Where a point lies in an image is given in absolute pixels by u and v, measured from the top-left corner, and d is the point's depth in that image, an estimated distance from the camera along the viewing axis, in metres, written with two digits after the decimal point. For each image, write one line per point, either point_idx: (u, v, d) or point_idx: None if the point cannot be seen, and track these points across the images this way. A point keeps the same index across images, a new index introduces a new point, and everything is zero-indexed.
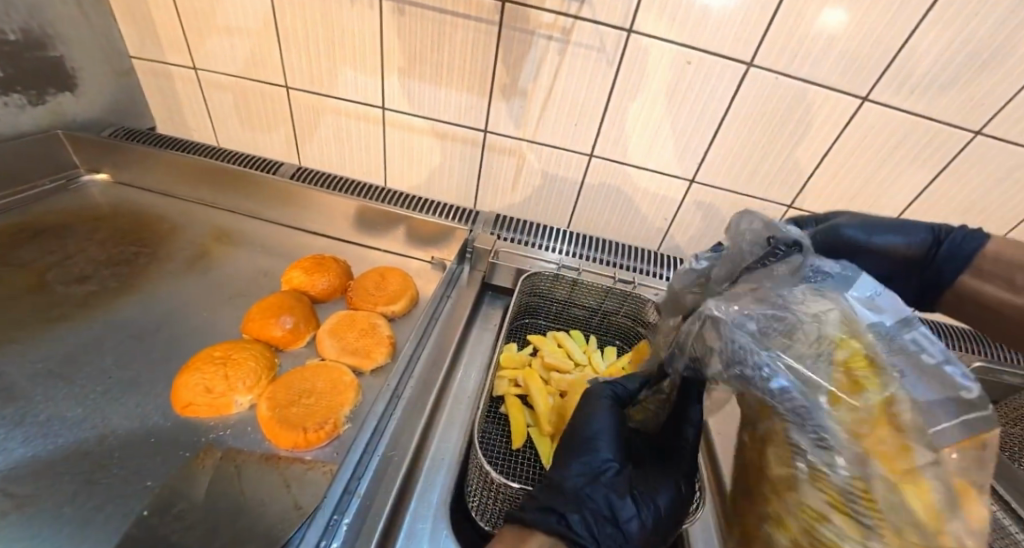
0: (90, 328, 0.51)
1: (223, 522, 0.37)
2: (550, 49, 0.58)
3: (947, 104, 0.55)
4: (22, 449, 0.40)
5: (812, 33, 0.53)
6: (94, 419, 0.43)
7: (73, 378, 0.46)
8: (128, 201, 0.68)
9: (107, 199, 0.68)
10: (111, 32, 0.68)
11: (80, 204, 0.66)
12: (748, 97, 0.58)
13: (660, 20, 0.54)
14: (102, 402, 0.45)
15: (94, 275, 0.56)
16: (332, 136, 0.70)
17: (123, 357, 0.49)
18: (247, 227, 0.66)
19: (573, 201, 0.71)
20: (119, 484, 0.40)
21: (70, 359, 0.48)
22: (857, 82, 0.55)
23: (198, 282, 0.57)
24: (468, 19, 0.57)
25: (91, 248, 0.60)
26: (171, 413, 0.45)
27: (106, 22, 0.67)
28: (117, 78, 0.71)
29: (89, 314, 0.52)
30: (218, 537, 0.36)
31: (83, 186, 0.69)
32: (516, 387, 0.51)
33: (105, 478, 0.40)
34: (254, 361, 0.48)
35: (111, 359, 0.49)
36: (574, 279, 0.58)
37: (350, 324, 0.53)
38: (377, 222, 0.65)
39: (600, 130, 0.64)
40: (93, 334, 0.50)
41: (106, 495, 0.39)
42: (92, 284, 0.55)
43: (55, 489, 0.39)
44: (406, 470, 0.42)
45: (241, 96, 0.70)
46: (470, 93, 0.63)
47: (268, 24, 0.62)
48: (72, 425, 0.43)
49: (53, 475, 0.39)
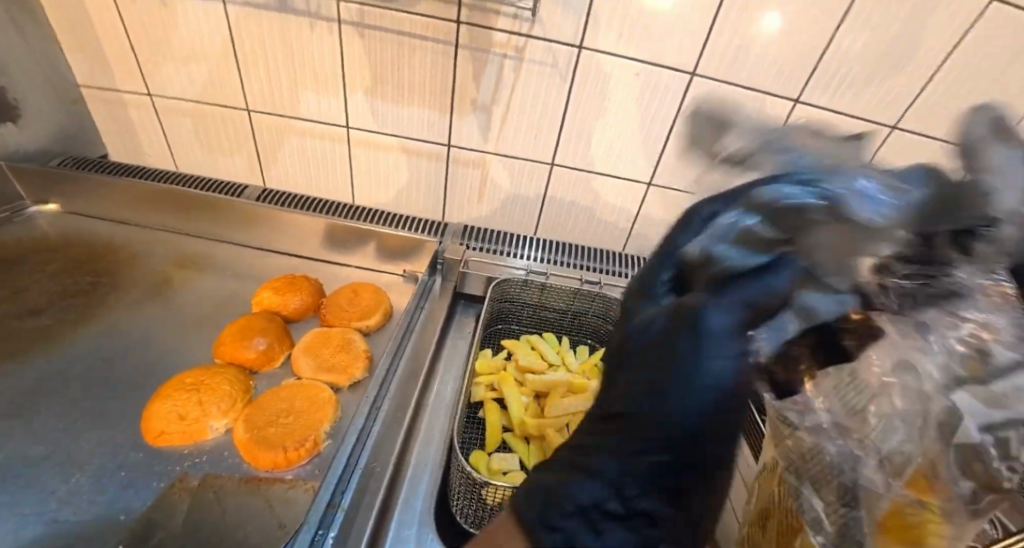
0: (48, 363, 0.50)
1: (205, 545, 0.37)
2: (506, 66, 0.61)
3: (867, 101, 0.61)
4: None
5: (747, 42, 0.57)
6: (58, 456, 0.42)
7: (33, 416, 0.45)
8: (81, 231, 0.66)
9: (57, 230, 0.65)
10: (57, 60, 0.67)
11: (29, 237, 0.63)
12: (694, 103, 0.63)
13: (608, 36, 0.58)
14: (65, 437, 0.44)
15: (47, 308, 0.55)
16: (297, 157, 0.71)
17: (87, 390, 0.48)
18: (211, 251, 0.65)
19: (540, 209, 0.74)
20: (89, 519, 0.39)
21: (28, 396, 0.46)
22: (789, 86, 0.60)
23: (162, 309, 0.57)
24: (426, 40, 0.60)
25: (43, 281, 0.58)
26: (142, 444, 0.44)
27: (51, 51, 0.66)
28: (64, 107, 0.69)
29: (47, 350, 0.51)
30: None
31: (31, 218, 0.67)
32: (493, 391, 0.53)
33: (74, 514, 0.39)
34: (228, 385, 0.47)
35: (74, 393, 0.47)
36: (542, 283, 0.60)
37: (325, 341, 0.53)
38: (347, 240, 0.66)
39: (559, 141, 0.67)
40: (52, 369, 0.49)
41: (77, 530, 0.38)
42: (48, 318, 0.54)
43: (21, 530, 0.38)
44: (388, 481, 0.43)
45: (199, 120, 0.69)
46: (432, 109, 0.65)
47: (227, 49, 0.62)
48: (35, 464, 0.42)
49: (16, 516, 0.38)
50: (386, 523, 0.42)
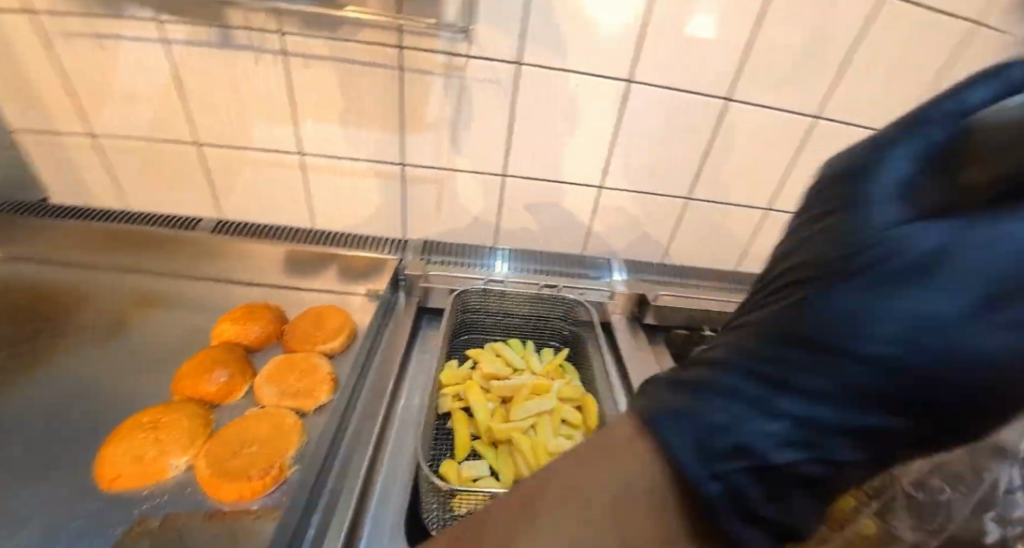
0: None
1: None
2: (450, 85, 0.63)
3: (789, 96, 0.69)
4: None
5: (680, 47, 0.63)
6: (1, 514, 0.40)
7: None
8: (18, 277, 0.63)
9: None
10: None
11: None
12: (632, 109, 0.68)
13: (545, 54, 0.62)
14: (9, 493, 0.41)
15: None
16: (251, 187, 0.70)
17: (33, 441, 0.46)
18: (162, 287, 0.64)
19: (497, 219, 0.76)
20: None
21: None
22: (719, 87, 0.67)
23: (115, 350, 0.55)
24: (373, 66, 0.62)
25: None
26: (93, 491, 0.42)
27: None
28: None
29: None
30: None
31: None
32: (459, 401, 0.53)
33: None
34: (188, 421, 0.46)
35: (19, 445, 0.45)
36: (501, 290, 0.62)
37: (289, 367, 0.52)
38: (307, 264, 0.66)
39: (509, 152, 0.69)
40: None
41: None
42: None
43: None
44: (358, 500, 0.43)
45: (145, 157, 0.68)
46: (384, 131, 0.67)
47: (171, 88, 0.62)
48: None
49: None
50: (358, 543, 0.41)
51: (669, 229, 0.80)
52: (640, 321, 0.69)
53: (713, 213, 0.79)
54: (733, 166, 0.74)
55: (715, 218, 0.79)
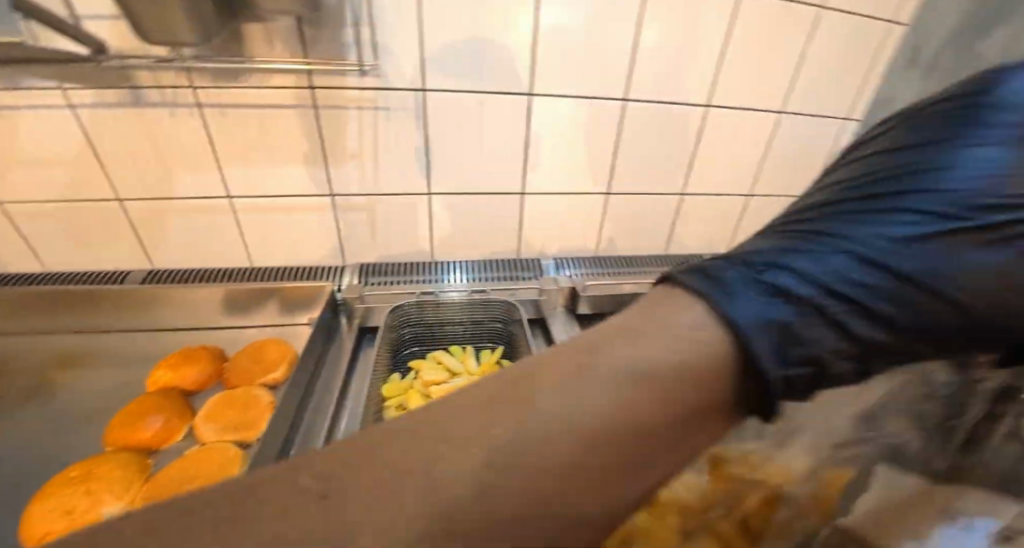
0: None
1: None
2: (365, 117, 0.67)
3: (678, 90, 0.76)
4: None
5: (575, 58, 0.70)
6: None
7: None
8: None
9: None
10: None
11: None
12: (539, 118, 0.73)
13: (447, 79, 0.67)
14: None
15: None
16: (183, 235, 0.72)
17: None
18: (97, 345, 0.64)
19: (432, 235, 0.79)
20: None
21: None
22: (616, 87, 0.73)
23: (51, 411, 0.55)
24: (287, 108, 0.65)
25: None
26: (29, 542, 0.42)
27: None
28: None
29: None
30: None
31: None
32: (403, 411, 0.55)
33: None
34: (123, 468, 0.44)
35: None
36: (435, 300, 0.65)
37: (229, 402, 0.51)
38: (245, 301, 0.67)
39: (431, 172, 0.74)
40: None
41: None
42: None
43: None
44: None
45: (66, 220, 0.68)
46: (307, 166, 0.69)
47: (86, 150, 0.63)
48: None
49: None
50: None
51: (595, 222, 0.86)
52: (573, 313, 0.73)
53: (632, 202, 0.86)
54: (641, 157, 0.81)
55: (633, 207, 0.87)
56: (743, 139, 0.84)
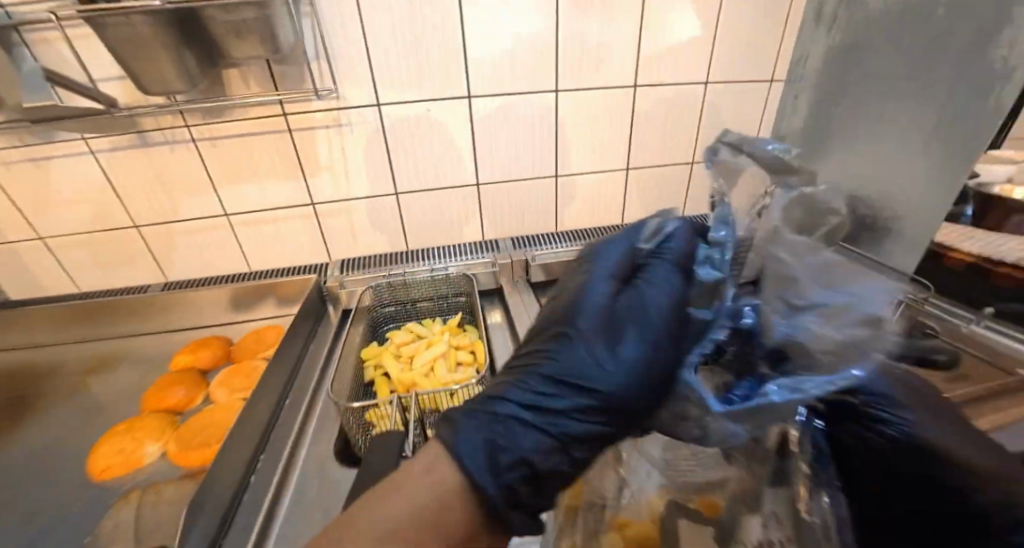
0: None
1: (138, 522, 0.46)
2: (331, 133, 0.79)
3: (603, 75, 0.86)
4: None
5: (505, 60, 0.80)
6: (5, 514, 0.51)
7: None
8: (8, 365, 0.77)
9: None
10: None
11: None
12: (482, 116, 0.84)
13: (395, 91, 0.78)
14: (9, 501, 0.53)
15: None
16: (192, 250, 0.85)
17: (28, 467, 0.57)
18: (128, 346, 0.77)
19: (404, 231, 0.91)
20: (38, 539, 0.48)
21: None
22: (547, 80, 0.83)
23: (93, 397, 0.68)
24: (264, 133, 0.77)
25: None
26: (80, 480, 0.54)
27: None
28: None
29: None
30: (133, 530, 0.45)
31: None
32: (380, 369, 0.65)
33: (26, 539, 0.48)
34: (157, 422, 0.56)
35: (17, 471, 0.57)
36: (403, 280, 0.75)
37: (236, 372, 0.63)
38: (247, 298, 0.79)
39: (395, 175, 0.85)
40: None
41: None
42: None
43: None
44: (292, 442, 0.55)
45: (95, 247, 0.82)
46: (287, 180, 0.81)
47: (103, 185, 0.76)
48: None
49: None
50: (293, 468, 0.53)
51: (550, 204, 0.96)
52: (530, 282, 0.85)
53: (581, 182, 0.96)
54: (582, 140, 0.91)
55: (581, 187, 0.96)
56: (672, 114, 0.93)
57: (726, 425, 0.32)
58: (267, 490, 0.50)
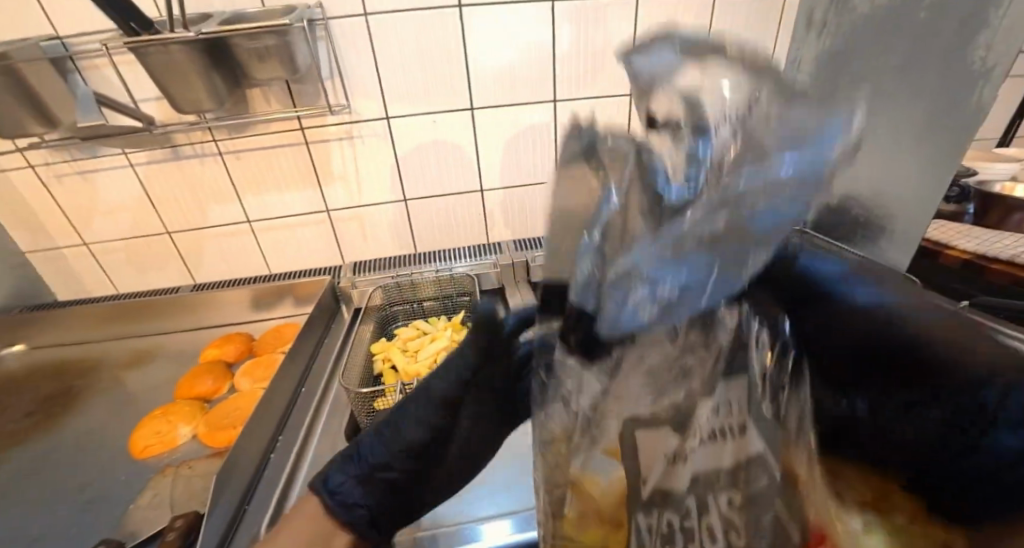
0: (44, 442, 0.66)
1: (169, 493, 0.52)
2: (345, 145, 0.85)
3: (600, 86, 0.90)
4: (9, 519, 0.54)
5: (505, 73, 0.85)
6: (57, 487, 0.58)
7: (34, 477, 0.60)
8: (54, 358, 0.84)
9: (30, 363, 0.84)
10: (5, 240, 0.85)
11: (11, 377, 0.81)
12: (485, 126, 0.89)
13: (404, 105, 0.84)
14: (60, 476, 0.59)
15: (38, 411, 0.73)
16: (218, 254, 0.92)
17: (75, 447, 0.64)
18: (161, 342, 0.84)
19: (412, 235, 0.96)
20: (85, 508, 0.53)
21: (32, 465, 0.62)
22: (546, 91, 0.88)
23: (129, 387, 0.74)
24: (285, 146, 0.83)
25: (26, 401, 0.76)
26: (118, 459, 0.59)
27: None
28: (15, 270, 0.87)
29: (42, 437, 0.67)
30: (165, 501, 0.51)
31: (5, 360, 0.85)
32: (388, 362, 0.70)
33: (73, 509, 0.54)
34: (189, 407, 0.62)
35: (65, 451, 0.64)
36: (410, 280, 0.81)
37: (258, 364, 0.68)
38: (267, 299, 0.86)
39: (404, 182, 0.90)
40: (46, 445, 0.65)
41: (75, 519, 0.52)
42: (35, 420, 0.71)
43: (36, 527, 0.52)
44: (310, 426, 0.60)
45: (132, 251, 0.89)
46: (304, 188, 0.87)
47: (139, 194, 0.84)
48: (42, 496, 0.57)
49: (32, 523, 0.53)
50: (309, 450, 0.58)
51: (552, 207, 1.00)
52: (531, 282, 0.89)
53: None
54: None
55: None
56: None
57: (661, 303, 0.20)
58: (286, 468, 0.55)
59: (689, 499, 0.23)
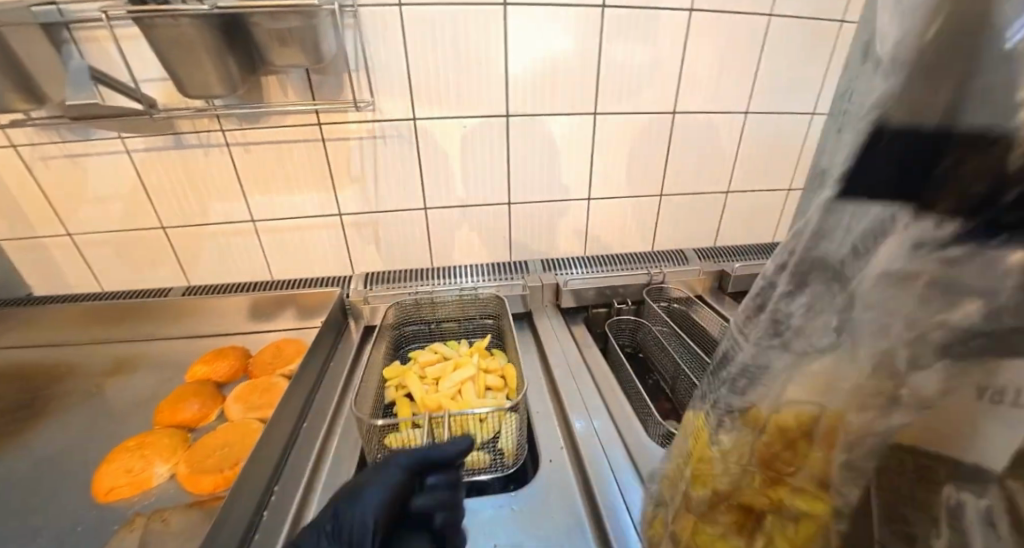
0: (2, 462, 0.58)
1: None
2: (365, 146, 0.77)
3: (644, 99, 0.83)
4: None
5: (545, 78, 0.78)
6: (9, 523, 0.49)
7: None
8: (25, 360, 0.76)
9: None
10: None
11: None
12: (518, 135, 0.81)
13: (432, 106, 0.76)
14: (16, 510, 0.51)
15: None
16: (216, 254, 0.83)
17: (37, 473, 0.55)
18: (146, 350, 0.75)
19: (429, 246, 0.89)
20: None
21: None
22: (586, 102, 0.81)
23: (106, 400, 0.66)
24: (299, 141, 0.75)
25: None
26: (85, 493, 0.51)
27: None
28: None
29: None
30: None
31: None
32: (402, 390, 0.62)
33: None
34: (167, 439, 0.53)
35: (26, 477, 0.55)
36: (430, 297, 0.73)
37: (252, 389, 0.60)
38: (269, 307, 0.78)
39: (425, 189, 0.83)
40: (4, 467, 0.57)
41: None
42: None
43: None
44: (312, 469, 0.52)
45: (120, 246, 0.81)
46: (318, 190, 0.80)
47: (135, 183, 0.76)
48: None
49: None
50: (311, 498, 0.50)
51: (581, 226, 0.93)
52: (559, 306, 0.82)
53: (615, 205, 0.92)
54: (618, 164, 0.88)
55: (615, 211, 0.93)
56: (712, 141, 0.90)
57: None
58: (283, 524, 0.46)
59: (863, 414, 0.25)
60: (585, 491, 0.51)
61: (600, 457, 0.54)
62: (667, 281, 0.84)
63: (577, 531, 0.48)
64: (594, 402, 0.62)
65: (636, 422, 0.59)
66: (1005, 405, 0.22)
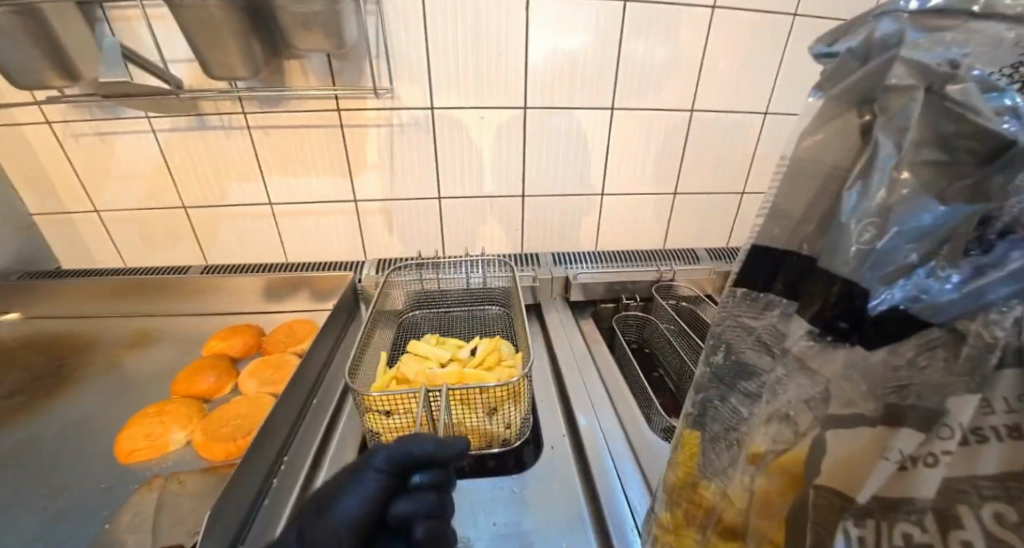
0: (26, 428, 0.60)
1: (152, 515, 0.45)
2: (382, 133, 0.78)
3: (663, 95, 0.82)
4: None
5: (562, 71, 0.78)
6: (31, 484, 0.51)
7: (12, 468, 0.54)
8: (50, 331, 0.79)
9: (23, 334, 0.78)
10: (13, 199, 0.79)
11: None
12: (534, 128, 0.82)
13: (450, 97, 0.77)
14: (42, 470, 0.53)
15: (22, 392, 0.66)
16: (234, 236, 0.85)
17: (57, 439, 0.57)
18: (164, 326, 0.77)
19: (441, 236, 0.90)
20: (55, 518, 0.46)
21: (9, 453, 0.56)
22: (603, 97, 0.81)
23: (125, 372, 0.68)
24: (318, 126, 0.77)
25: (16, 373, 0.70)
26: (102, 459, 0.53)
27: (6, 191, 0.78)
28: (22, 232, 0.81)
29: (23, 421, 0.61)
30: (147, 524, 0.44)
31: None
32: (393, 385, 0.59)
33: (43, 516, 0.47)
34: (185, 408, 0.55)
35: (46, 443, 0.57)
36: (438, 278, 0.78)
37: (266, 365, 0.62)
38: (283, 290, 0.80)
39: (439, 178, 0.84)
40: (29, 432, 0.59)
41: (45, 531, 0.45)
42: (19, 401, 0.65)
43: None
44: (319, 447, 0.53)
45: (144, 225, 0.83)
46: (335, 176, 0.81)
47: (159, 163, 0.78)
48: (12, 494, 0.50)
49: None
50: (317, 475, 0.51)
51: (593, 221, 0.93)
52: (568, 301, 0.83)
53: (627, 202, 0.92)
54: (633, 162, 0.88)
55: (627, 208, 0.93)
56: (728, 140, 0.89)
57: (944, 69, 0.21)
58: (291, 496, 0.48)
59: (872, 461, 0.24)
60: (587, 481, 0.52)
61: (601, 446, 0.55)
62: (677, 280, 0.83)
63: (577, 515, 0.49)
64: (598, 394, 0.63)
65: (639, 414, 0.60)
66: (893, 463, 0.23)
